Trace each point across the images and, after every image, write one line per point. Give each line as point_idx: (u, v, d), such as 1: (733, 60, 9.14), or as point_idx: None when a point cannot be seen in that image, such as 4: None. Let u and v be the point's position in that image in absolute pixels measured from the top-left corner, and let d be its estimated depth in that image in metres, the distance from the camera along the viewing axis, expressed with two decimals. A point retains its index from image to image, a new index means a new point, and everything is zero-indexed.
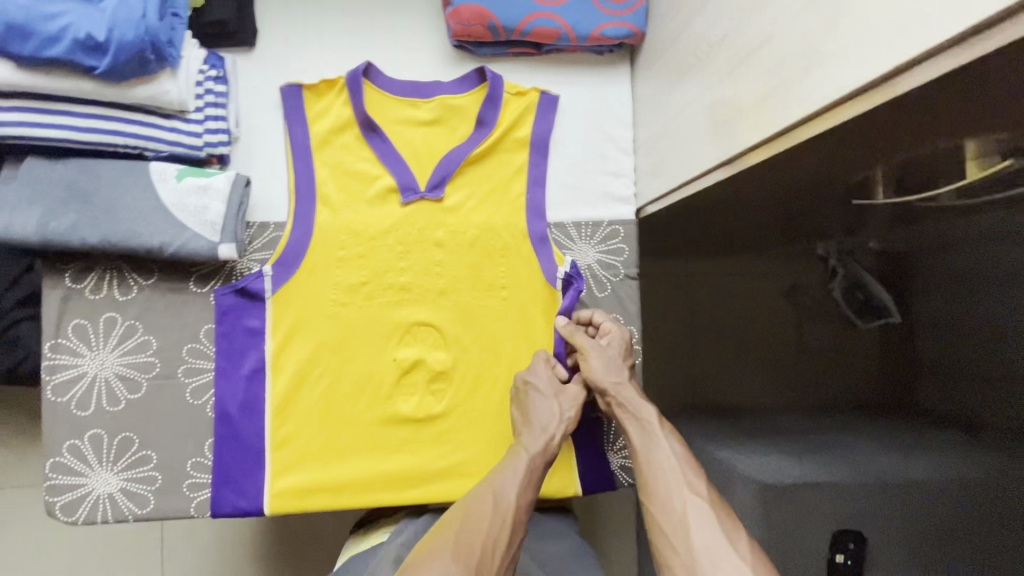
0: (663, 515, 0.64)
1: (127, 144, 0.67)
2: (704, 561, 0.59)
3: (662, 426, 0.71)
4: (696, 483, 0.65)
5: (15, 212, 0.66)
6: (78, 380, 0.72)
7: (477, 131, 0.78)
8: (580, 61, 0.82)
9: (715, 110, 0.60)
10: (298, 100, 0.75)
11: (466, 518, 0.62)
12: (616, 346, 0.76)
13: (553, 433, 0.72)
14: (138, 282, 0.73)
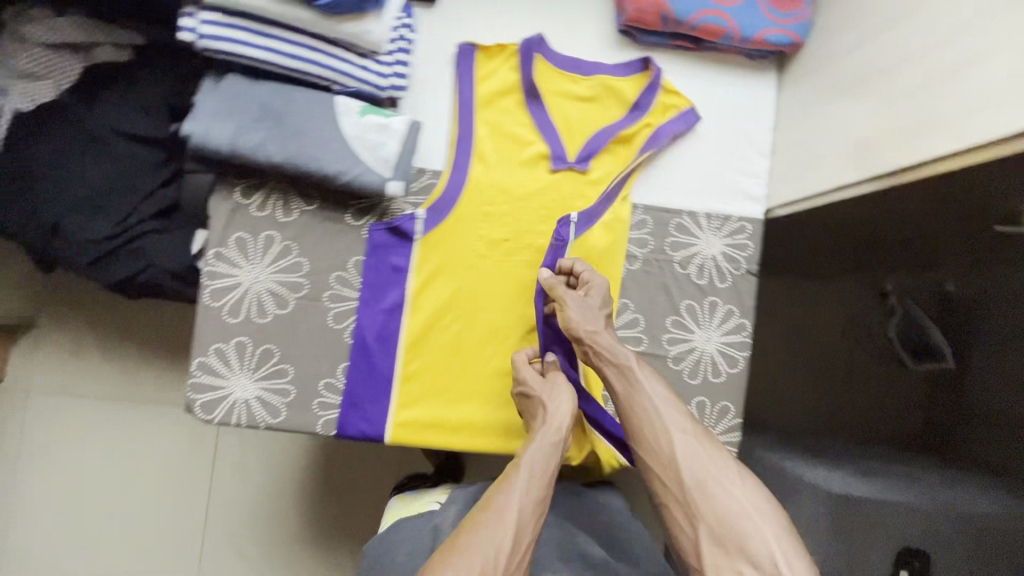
0: (657, 463, 0.71)
1: (322, 74, 0.72)
2: (697, 497, 0.68)
3: (644, 373, 0.75)
4: (683, 422, 0.72)
5: (212, 122, 0.70)
6: (233, 289, 0.77)
7: (631, 113, 0.82)
8: (732, 62, 0.85)
9: (898, 121, 0.64)
10: (471, 59, 0.79)
11: (472, 533, 0.64)
12: (594, 297, 0.77)
13: (549, 432, 0.72)
14: (300, 206, 0.77)
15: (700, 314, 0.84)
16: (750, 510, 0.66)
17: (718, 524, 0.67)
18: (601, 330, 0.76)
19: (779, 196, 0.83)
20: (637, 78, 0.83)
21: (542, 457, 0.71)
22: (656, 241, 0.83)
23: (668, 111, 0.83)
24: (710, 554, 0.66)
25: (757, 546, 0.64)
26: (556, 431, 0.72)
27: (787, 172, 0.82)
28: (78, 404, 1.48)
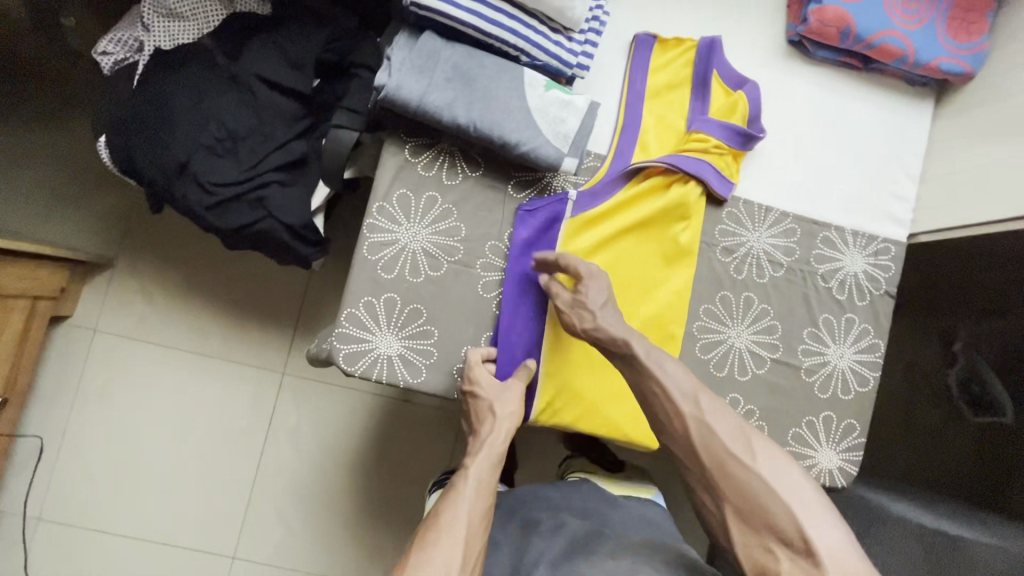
0: (673, 443, 0.67)
1: (517, 44, 0.73)
2: (717, 477, 0.63)
3: (647, 353, 0.69)
4: (696, 396, 0.67)
5: (406, 76, 0.70)
6: (391, 245, 0.77)
7: (727, 134, 0.78)
8: (893, 86, 0.86)
9: None
10: (649, 50, 0.81)
11: (423, 553, 0.62)
12: (593, 287, 0.73)
13: (491, 442, 0.74)
14: (465, 172, 0.78)
15: (836, 329, 0.84)
16: (775, 486, 0.61)
17: (741, 502, 0.61)
18: (595, 318, 0.71)
19: (927, 222, 0.84)
20: (741, 120, 0.79)
21: (490, 468, 0.72)
22: (802, 251, 0.84)
23: (721, 168, 0.80)
24: (741, 534, 0.61)
25: (784, 521, 0.59)
26: (496, 440, 0.73)
27: (940, 200, 0.83)
28: (143, 348, 1.47)
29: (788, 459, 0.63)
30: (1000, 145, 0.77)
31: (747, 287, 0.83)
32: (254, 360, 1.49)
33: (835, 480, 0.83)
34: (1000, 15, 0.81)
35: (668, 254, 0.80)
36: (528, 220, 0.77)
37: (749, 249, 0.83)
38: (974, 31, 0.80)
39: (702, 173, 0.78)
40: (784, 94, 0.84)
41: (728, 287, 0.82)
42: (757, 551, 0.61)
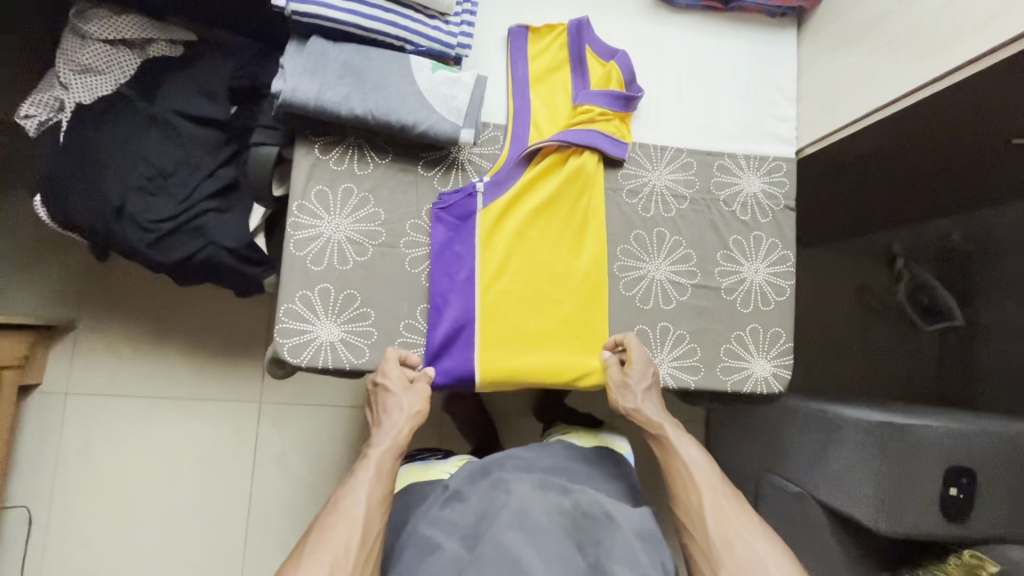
0: (687, 514, 0.77)
1: (398, 35, 0.79)
2: (720, 551, 0.73)
3: (679, 438, 0.83)
4: (715, 483, 0.78)
5: (301, 80, 0.76)
6: (316, 239, 0.81)
7: (608, 101, 0.85)
8: (756, 19, 0.94)
9: (921, 40, 0.74)
10: (524, 41, 0.87)
11: (320, 535, 0.70)
12: (640, 369, 0.82)
13: (393, 432, 0.79)
14: (375, 160, 0.83)
15: (746, 247, 0.90)
16: (769, 565, 0.70)
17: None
18: (641, 405, 0.82)
19: (809, 136, 0.91)
20: (619, 87, 0.87)
21: (392, 457, 0.78)
22: (702, 181, 0.90)
23: (611, 134, 0.86)
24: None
25: None
26: (398, 431, 0.79)
27: (815, 113, 0.90)
28: (119, 403, 1.48)
29: (782, 549, 0.72)
30: (851, 52, 0.84)
31: (658, 223, 0.88)
32: (234, 394, 1.52)
33: (771, 385, 0.88)
34: None
35: (577, 228, 0.85)
36: (443, 217, 0.83)
37: (652, 187, 0.89)
38: None
39: (595, 142, 0.85)
40: (658, 43, 0.92)
41: (640, 226, 0.88)
42: None
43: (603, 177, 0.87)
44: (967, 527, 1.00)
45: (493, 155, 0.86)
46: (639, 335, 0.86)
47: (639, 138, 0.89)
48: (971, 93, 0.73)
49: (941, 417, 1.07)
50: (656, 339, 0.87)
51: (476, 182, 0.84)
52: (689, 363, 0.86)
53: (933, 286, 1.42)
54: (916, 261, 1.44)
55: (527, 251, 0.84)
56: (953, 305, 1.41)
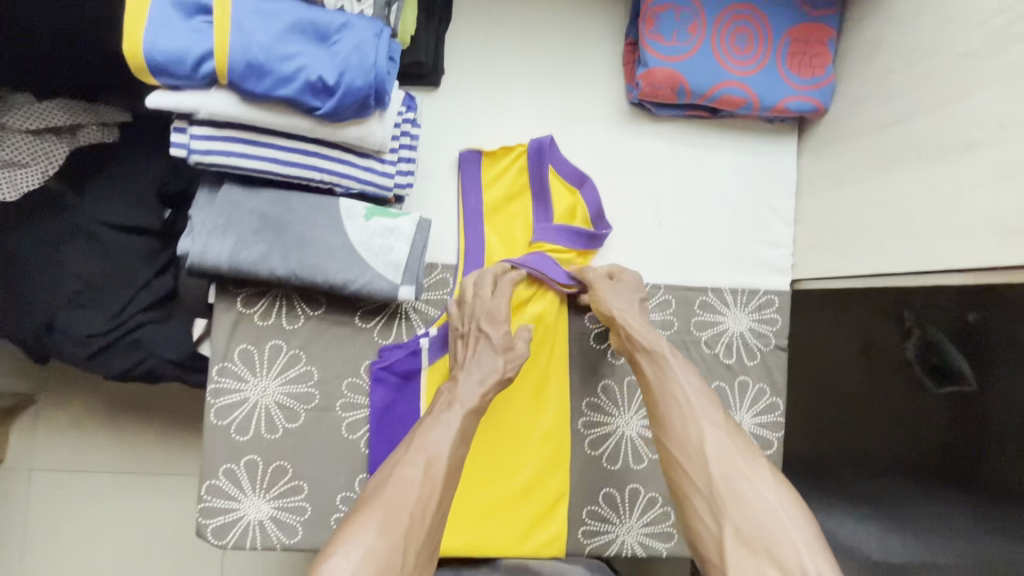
0: (682, 449, 0.63)
1: (324, 180, 0.68)
2: (724, 493, 0.59)
3: (674, 361, 0.68)
4: (718, 417, 0.64)
5: (210, 239, 0.66)
6: (241, 405, 0.73)
7: (571, 238, 0.75)
8: (750, 127, 0.81)
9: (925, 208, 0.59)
10: (476, 167, 0.75)
11: (395, 485, 0.57)
12: (630, 284, 0.74)
13: (481, 390, 0.66)
14: (306, 312, 0.74)
15: (730, 396, 0.80)
16: (782, 512, 0.57)
17: (746, 524, 0.57)
18: (633, 312, 0.71)
19: (805, 269, 0.79)
20: (584, 224, 0.77)
21: (477, 417, 0.65)
22: (681, 322, 0.79)
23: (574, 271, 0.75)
24: (734, 557, 0.56)
25: (787, 554, 0.55)
26: (486, 394, 0.66)
27: (814, 243, 0.78)
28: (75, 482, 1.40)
29: (792, 493, 0.60)
30: (853, 189, 0.71)
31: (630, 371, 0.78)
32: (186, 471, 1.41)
33: None
34: (844, 39, 0.75)
35: (536, 382, 0.75)
36: (384, 376, 0.74)
37: None
38: (818, 64, 0.75)
39: (550, 272, 0.73)
40: (634, 161, 0.79)
41: (610, 375, 0.78)
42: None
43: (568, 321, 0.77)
44: None
45: (442, 299, 0.76)
46: (605, 499, 0.78)
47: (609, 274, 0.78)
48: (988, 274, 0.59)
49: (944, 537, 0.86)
50: (625, 504, 0.78)
51: (423, 334, 0.75)
52: (660, 531, 0.78)
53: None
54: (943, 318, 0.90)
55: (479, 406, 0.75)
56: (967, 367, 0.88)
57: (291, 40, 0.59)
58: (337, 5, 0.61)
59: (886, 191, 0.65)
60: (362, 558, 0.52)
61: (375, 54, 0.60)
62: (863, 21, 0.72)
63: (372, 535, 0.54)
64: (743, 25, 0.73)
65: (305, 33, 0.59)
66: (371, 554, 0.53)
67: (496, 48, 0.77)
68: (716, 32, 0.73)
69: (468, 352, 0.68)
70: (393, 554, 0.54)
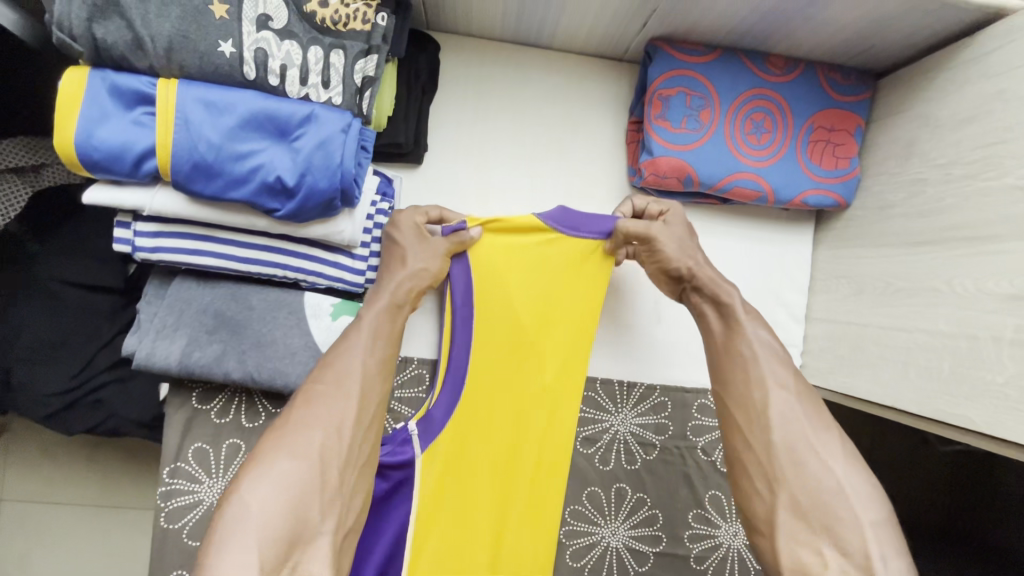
0: (742, 410, 0.53)
1: (287, 275, 0.61)
2: (784, 463, 0.50)
3: (744, 315, 0.58)
4: (784, 369, 0.54)
5: (159, 339, 0.60)
6: (194, 508, 0.67)
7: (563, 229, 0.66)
8: (762, 215, 0.74)
9: (957, 355, 0.52)
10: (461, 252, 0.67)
11: (297, 408, 0.49)
12: (680, 224, 0.63)
13: (391, 289, 0.58)
14: (268, 409, 0.67)
15: (726, 506, 0.74)
16: (846, 490, 0.48)
17: (804, 494, 0.48)
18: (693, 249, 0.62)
19: (815, 375, 0.72)
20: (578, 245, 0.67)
21: (390, 316, 0.57)
22: (676, 425, 0.74)
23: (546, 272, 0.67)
24: (790, 531, 0.48)
25: (848, 530, 0.46)
26: (398, 288, 0.59)
27: (825, 348, 0.71)
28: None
29: (857, 459, 0.50)
30: (874, 302, 0.64)
31: (618, 477, 0.73)
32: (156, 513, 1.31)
33: None
34: (871, 129, 0.68)
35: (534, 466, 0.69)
36: None
37: (614, 435, 0.73)
38: (842, 155, 0.67)
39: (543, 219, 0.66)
40: None
41: (596, 481, 0.73)
42: (801, 550, 0.47)
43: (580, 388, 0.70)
44: None
45: (416, 398, 0.70)
46: None
47: (594, 372, 0.74)
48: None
49: None
50: None
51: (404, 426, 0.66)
52: None
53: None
54: None
55: (459, 487, 0.67)
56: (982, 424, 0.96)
57: (245, 135, 0.52)
58: (301, 93, 0.54)
59: (910, 318, 0.58)
60: (275, 483, 0.44)
61: (341, 152, 0.53)
62: (895, 115, 0.64)
63: (283, 462, 0.45)
64: (761, 110, 0.66)
65: (261, 127, 0.52)
66: (285, 481, 0.44)
67: (487, 121, 0.70)
68: (730, 119, 0.66)
69: (385, 268, 0.60)
70: (316, 476, 0.45)
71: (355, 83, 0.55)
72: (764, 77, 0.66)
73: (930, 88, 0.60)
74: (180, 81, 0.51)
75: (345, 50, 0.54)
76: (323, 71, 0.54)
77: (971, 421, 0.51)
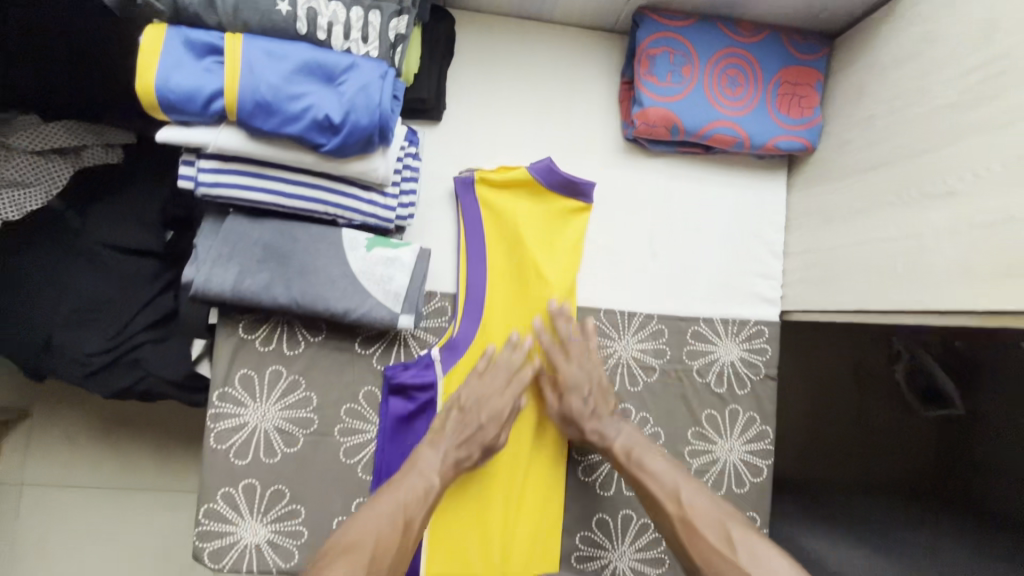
0: (672, 534, 0.69)
1: (327, 211, 0.70)
2: None
3: (632, 454, 0.75)
4: (679, 488, 0.71)
5: (214, 268, 0.68)
6: (241, 429, 0.73)
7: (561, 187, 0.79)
8: (741, 163, 0.84)
9: (908, 253, 0.62)
10: (473, 191, 0.78)
11: (361, 528, 0.64)
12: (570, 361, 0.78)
13: (455, 439, 0.73)
14: (307, 338, 0.75)
15: (721, 423, 0.82)
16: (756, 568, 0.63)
17: None
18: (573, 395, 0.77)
19: (794, 301, 0.81)
20: (571, 201, 0.79)
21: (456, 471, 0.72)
22: (674, 350, 0.81)
23: (548, 217, 0.79)
24: None
25: None
26: (478, 425, 0.73)
27: (802, 276, 0.80)
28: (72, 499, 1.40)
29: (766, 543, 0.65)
30: (841, 225, 0.74)
31: (623, 398, 0.80)
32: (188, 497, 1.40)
33: None
34: (830, 83, 0.78)
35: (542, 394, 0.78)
36: (398, 389, 0.76)
37: (618, 359, 0.80)
38: (806, 105, 0.78)
39: (536, 175, 0.78)
40: (628, 194, 0.82)
41: None
42: None
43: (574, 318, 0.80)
44: None
45: (440, 327, 0.78)
46: (598, 525, 0.80)
47: (598, 303, 0.81)
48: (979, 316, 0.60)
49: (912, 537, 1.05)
50: (617, 529, 0.80)
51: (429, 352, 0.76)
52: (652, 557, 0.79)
53: (938, 374, 1.34)
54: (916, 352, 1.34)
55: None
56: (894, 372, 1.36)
57: (299, 80, 0.61)
58: (345, 47, 0.64)
59: (871, 231, 0.67)
60: None
61: (379, 94, 0.62)
62: (849, 67, 0.75)
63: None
64: (735, 67, 0.77)
65: (312, 74, 0.61)
66: None
67: (497, 83, 0.80)
68: (708, 74, 0.76)
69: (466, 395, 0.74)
70: None
71: (389, 39, 0.65)
72: (736, 39, 0.77)
73: (876, 39, 0.70)
74: (244, 35, 0.60)
75: (381, 10, 0.64)
76: (362, 28, 0.64)
77: (922, 305, 0.60)
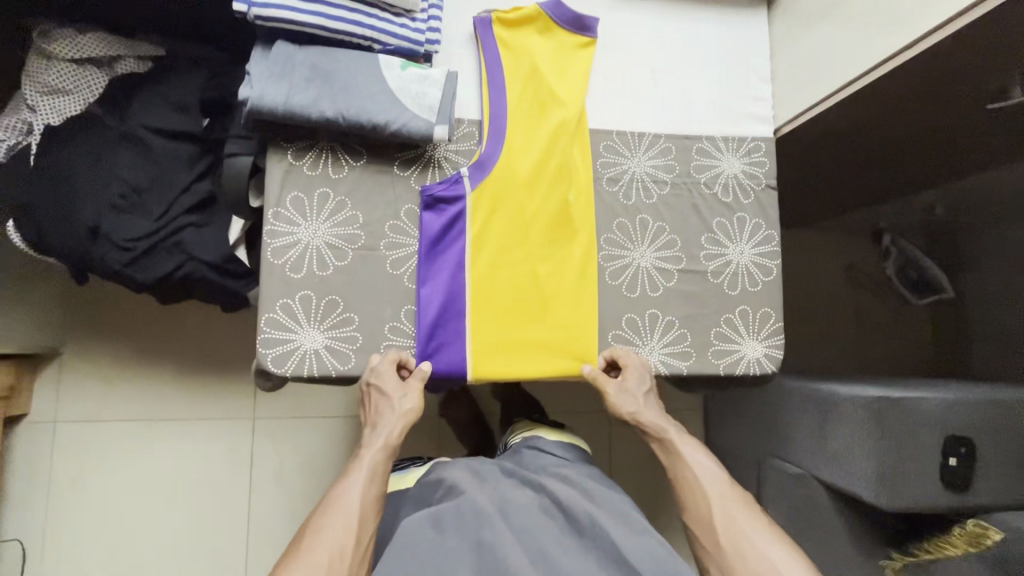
0: (695, 520, 0.78)
1: (365, 34, 0.78)
2: (731, 556, 0.73)
3: (684, 445, 0.83)
4: (722, 484, 0.79)
5: (266, 85, 0.74)
6: (295, 245, 0.80)
7: (567, 22, 0.88)
8: (726, 1, 0.94)
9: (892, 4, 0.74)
10: (489, 27, 0.86)
11: (315, 533, 0.69)
12: (634, 375, 0.84)
13: (384, 433, 0.78)
14: (349, 163, 0.82)
15: (731, 230, 0.90)
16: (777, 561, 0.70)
17: None
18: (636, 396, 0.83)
19: (785, 114, 0.91)
20: (576, 35, 0.88)
21: (385, 454, 0.77)
22: (682, 166, 0.89)
23: (555, 48, 0.88)
24: None
25: None
26: (390, 431, 0.79)
27: (790, 90, 0.90)
28: (92, 432, 1.35)
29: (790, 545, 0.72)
30: (823, 26, 0.84)
31: (640, 210, 0.88)
32: (212, 415, 1.39)
33: (764, 364, 0.88)
34: None
35: (562, 208, 0.85)
36: (434, 204, 0.83)
37: (632, 175, 0.88)
38: None
39: (545, 10, 0.87)
40: (628, 28, 0.91)
41: (622, 213, 0.88)
42: None
43: (588, 139, 0.87)
44: (969, 497, 0.98)
45: (469, 150, 0.85)
46: (628, 324, 0.86)
47: (610, 125, 0.89)
48: (971, 40, 0.70)
49: (939, 388, 1.06)
50: (646, 326, 0.87)
51: (459, 172, 0.83)
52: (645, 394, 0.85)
53: (920, 260, 1.41)
54: (903, 237, 1.42)
55: (510, 213, 0.84)
56: (892, 268, 1.46)
57: None
58: None
59: (849, 11, 0.80)
60: None
61: None
62: None
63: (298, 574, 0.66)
64: None
65: None
66: None
67: None
68: None
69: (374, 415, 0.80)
70: None
71: None
72: None
73: None
74: None
75: None
76: None
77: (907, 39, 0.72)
